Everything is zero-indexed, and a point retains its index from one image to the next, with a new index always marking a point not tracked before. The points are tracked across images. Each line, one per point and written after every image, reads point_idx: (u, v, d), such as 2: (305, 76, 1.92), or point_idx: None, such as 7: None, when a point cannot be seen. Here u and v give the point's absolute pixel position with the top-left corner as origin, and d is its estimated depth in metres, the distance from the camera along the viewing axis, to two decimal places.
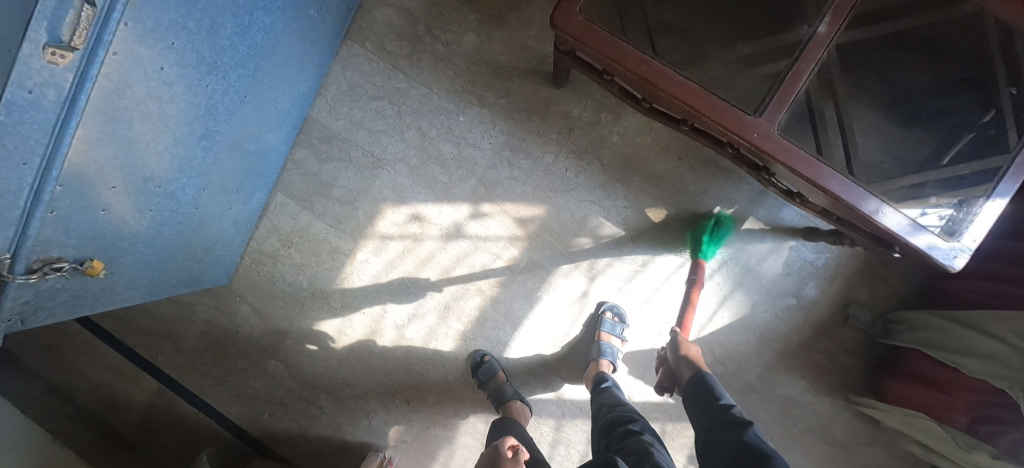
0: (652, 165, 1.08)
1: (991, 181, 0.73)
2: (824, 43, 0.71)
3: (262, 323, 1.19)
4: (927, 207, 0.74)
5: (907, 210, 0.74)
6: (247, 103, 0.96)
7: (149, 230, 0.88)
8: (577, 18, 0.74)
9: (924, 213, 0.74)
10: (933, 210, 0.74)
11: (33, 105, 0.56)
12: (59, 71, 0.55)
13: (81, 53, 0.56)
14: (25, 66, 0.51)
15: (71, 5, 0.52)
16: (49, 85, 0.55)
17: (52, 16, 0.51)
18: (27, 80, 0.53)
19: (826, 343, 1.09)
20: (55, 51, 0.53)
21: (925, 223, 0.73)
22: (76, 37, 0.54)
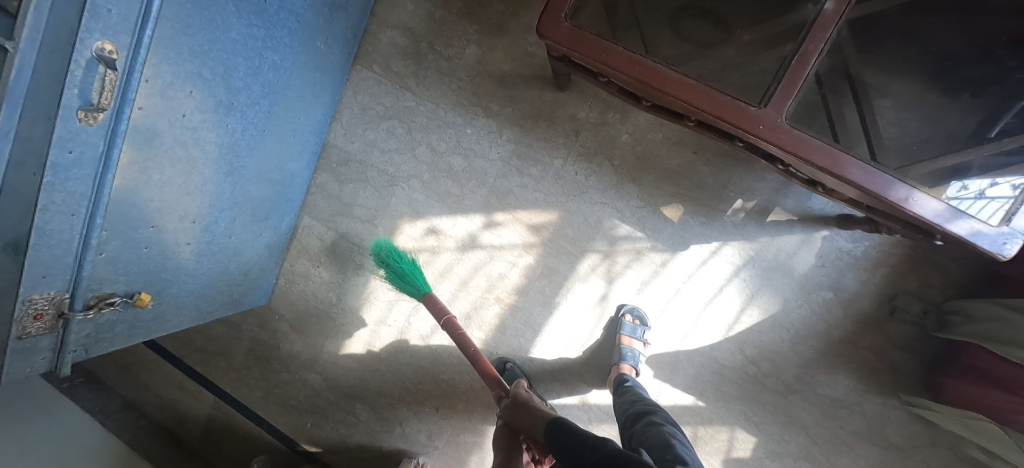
0: (666, 162, 1.04)
1: None
2: (833, 21, 0.65)
3: (300, 338, 1.27)
4: (997, 177, 0.66)
5: (971, 180, 0.67)
6: (267, 137, 1.02)
7: (190, 261, 0.96)
8: (564, 25, 0.72)
9: (992, 185, 0.66)
10: (1005, 180, 0.66)
11: (76, 164, 0.61)
12: (94, 130, 0.60)
13: (111, 112, 0.61)
14: (64, 129, 0.57)
15: (97, 71, 0.56)
16: (87, 145, 0.61)
17: (81, 83, 0.56)
18: (67, 142, 0.58)
19: (872, 337, 1.00)
20: (87, 113, 0.58)
21: (993, 195, 0.66)
22: (105, 98, 0.58)
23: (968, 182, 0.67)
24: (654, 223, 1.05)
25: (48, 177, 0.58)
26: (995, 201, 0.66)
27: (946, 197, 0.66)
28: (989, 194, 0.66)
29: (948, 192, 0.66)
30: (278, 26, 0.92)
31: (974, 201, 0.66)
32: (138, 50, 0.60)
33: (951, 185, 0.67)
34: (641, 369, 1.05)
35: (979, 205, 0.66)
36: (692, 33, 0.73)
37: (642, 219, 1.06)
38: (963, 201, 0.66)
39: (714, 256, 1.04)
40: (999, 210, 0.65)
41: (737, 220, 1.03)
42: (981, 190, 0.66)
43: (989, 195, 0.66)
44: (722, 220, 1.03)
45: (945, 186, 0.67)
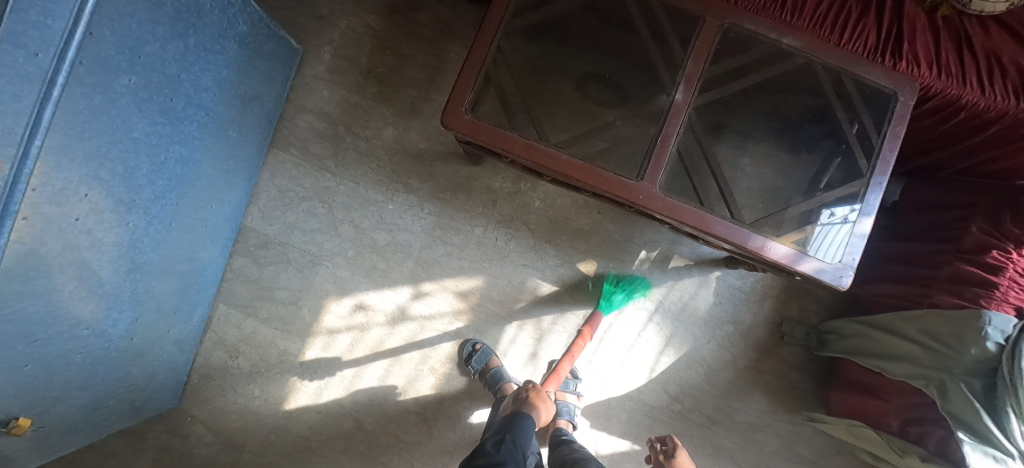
0: (576, 222, 1.14)
1: (856, 204, 0.81)
2: (683, 109, 0.81)
3: (217, 440, 1.16)
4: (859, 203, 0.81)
5: (837, 208, 0.82)
6: (175, 229, 0.99)
7: (82, 372, 0.87)
8: (465, 118, 0.81)
9: (854, 211, 0.81)
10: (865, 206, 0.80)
11: None
12: None
13: None
14: None
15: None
16: None
17: None
18: None
19: (771, 362, 1.12)
20: None
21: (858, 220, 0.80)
22: None
23: (834, 209, 0.82)
24: (573, 278, 1.14)
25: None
26: (859, 225, 0.80)
27: (815, 224, 0.82)
28: (853, 219, 0.81)
29: (819, 219, 0.82)
30: (185, 121, 0.92)
31: (839, 226, 0.81)
32: (25, 161, 0.61)
33: (822, 213, 0.82)
34: (577, 422, 1.09)
35: (845, 229, 0.80)
36: (579, 117, 0.85)
37: (562, 276, 1.14)
38: (831, 226, 0.81)
39: (628, 304, 1.13)
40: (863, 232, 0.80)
41: (644, 269, 1.14)
42: (847, 216, 0.81)
43: (853, 220, 0.81)
44: (631, 270, 1.14)
45: (817, 215, 0.82)
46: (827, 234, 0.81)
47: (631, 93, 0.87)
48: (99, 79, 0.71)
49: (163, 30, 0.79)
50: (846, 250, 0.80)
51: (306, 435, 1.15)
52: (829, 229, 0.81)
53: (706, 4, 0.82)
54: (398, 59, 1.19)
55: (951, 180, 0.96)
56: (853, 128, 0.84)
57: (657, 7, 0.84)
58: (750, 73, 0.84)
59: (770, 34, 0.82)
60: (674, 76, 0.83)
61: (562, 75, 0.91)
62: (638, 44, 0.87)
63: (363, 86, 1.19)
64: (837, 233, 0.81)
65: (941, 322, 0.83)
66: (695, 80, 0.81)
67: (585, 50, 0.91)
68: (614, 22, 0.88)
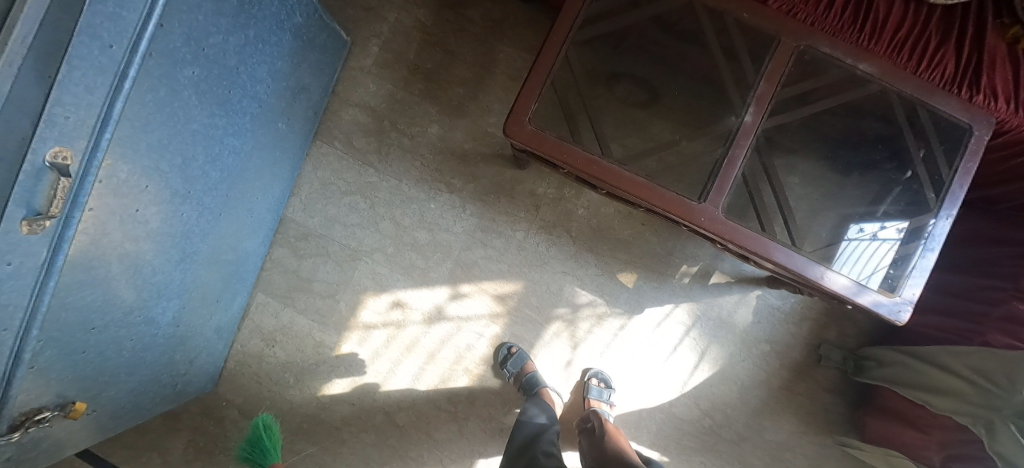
0: (619, 232, 1.13)
1: (917, 240, 0.80)
2: (751, 131, 0.79)
3: (251, 425, 1.18)
4: (885, 221, 0.82)
5: (865, 224, 0.82)
6: (223, 220, 0.99)
7: (132, 358, 0.89)
8: (527, 128, 0.80)
9: (883, 228, 0.82)
10: (892, 224, 0.82)
11: (13, 275, 0.52)
12: (36, 237, 0.52)
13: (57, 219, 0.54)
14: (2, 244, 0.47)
15: (47, 179, 0.49)
16: (27, 255, 0.52)
17: (28, 191, 0.48)
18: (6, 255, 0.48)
19: (805, 384, 1.12)
20: (33, 224, 0.49)
21: (884, 237, 0.81)
22: (54, 206, 0.50)
23: (863, 225, 0.82)
24: (612, 289, 1.13)
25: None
26: (886, 242, 0.81)
27: (843, 239, 0.82)
28: (881, 236, 0.81)
29: (847, 234, 0.82)
30: (240, 113, 0.92)
31: (867, 242, 0.81)
32: (96, 152, 0.55)
33: (850, 227, 0.82)
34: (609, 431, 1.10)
35: (873, 245, 0.81)
36: (638, 133, 0.83)
37: (601, 286, 1.13)
38: (859, 241, 0.81)
39: (666, 318, 1.13)
40: (890, 249, 0.81)
41: (684, 284, 1.13)
42: (873, 232, 0.82)
43: (880, 236, 0.81)
44: (670, 283, 1.13)
45: (845, 230, 0.82)
46: (856, 249, 0.81)
47: (690, 107, 0.84)
48: (165, 72, 0.70)
49: (226, 22, 0.78)
50: (872, 265, 0.80)
51: (339, 426, 1.17)
52: (856, 244, 0.81)
53: (781, 23, 0.80)
54: (447, 56, 1.17)
55: (1010, 214, 0.94)
56: (921, 154, 0.82)
57: (731, 24, 0.82)
58: (823, 97, 0.82)
59: (846, 59, 0.80)
60: (744, 97, 0.81)
61: (617, 80, 0.87)
62: (702, 59, 0.85)
63: (410, 81, 1.18)
64: (864, 246, 0.81)
65: (991, 360, 0.82)
66: (766, 102, 0.80)
67: (648, 58, 0.87)
68: (677, 34, 0.86)
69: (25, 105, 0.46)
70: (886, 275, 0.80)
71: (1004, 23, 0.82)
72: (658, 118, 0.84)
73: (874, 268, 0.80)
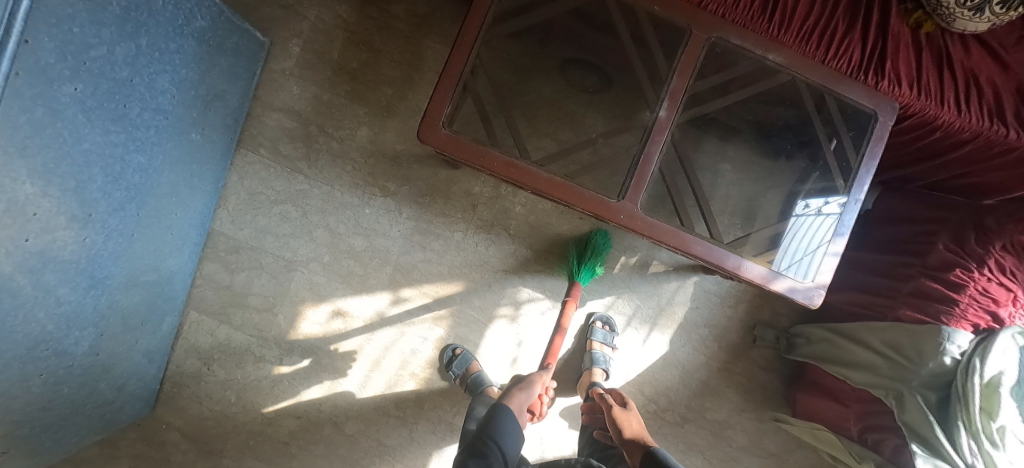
0: (557, 228, 1.13)
1: (830, 224, 0.82)
2: (666, 126, 0.79)
3: (194, 445, 1.15)
4: (830, 196, 0.84)
5: (810, 200, 0.86)
6: (137, 240, 0.93)
7: (45, 393, 0.84)
8: (442, 133, 0.77)
9: (826, 203, 0.84)
10: (835, 199, 0.83)
11: None
12: None
13: None
14: None
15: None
16: None
17: None
18: None
19: (742, 364, 1.16)
20: None
21: (827, 212, 0.83)
22: None
23: (809, 201, 0.86)
24: (553, 284, 1.14)
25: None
26: (830, 217, 0.83)
27: (791, 215, 0.86)
28: (825, 211, 0.84)
29: (795, 210, 0.87)
30: (142, 127, 0.85)
31: (812, 216, 0.85)
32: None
33: (797, 203, 0.87)
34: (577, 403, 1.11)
35: (816, 220, 0.84)
36: (572, 127, 0.86)
37: (543, 282, 1.14)
38: (805, 216, 0.85)
39: (608, 310, 1.15)
40: (832, 225, 0.82)
41: (623, 275, 1.14)
42: (819, 208, 0.85)
43: (824, 212, 0.84)
44: (610, 275, 1.14)
45: (792, 206, 0.87)
46: (800, 224, 0.85)
47: (618, 98, 0.85)
48: (39, 91, 0.63)
49: (110, 32, 0.71)
50: (815, 242, 0.83)
51: (286, 440, 1.15)
52: (802, 220, 0.85)
53: (692, 15, 0.79)
54: (372, 54, 1.13)
55: (920, 193, 0.99)
56: (833, 144, 0.85)
57: (642, 17, 0.81)
58: (734, 90, 0.84)
59: (756, 50, 0.80)
60: (659, 91, 0.81)
61: (553, 72, 0.89)
62: (621, 51, 0.84)
63: (336, 82, 1.13)
64: (813, 222, 0.84)
65: (901, 334, 0.86)
66: (680, 96, 0.79)
67: (567, 50, 0.88)
68: (598, 25, 0.84)
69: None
70: (819, 256, 0.82)
71: (908, 9, 0.83)
72: (592, 109, 0.88)
73: (816, 244, 0.83)
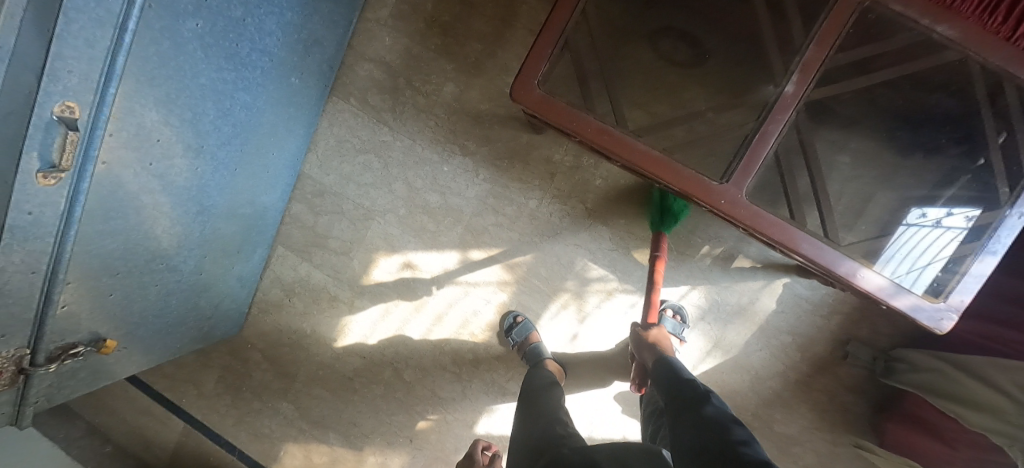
0: (637, 206, 1.07)
1: (976, 240, 0.71)
2: (792, 103, 0.69)
3: (273, 367, 1.26)
4: (955, 207, 0.72)
5: (930, 209, 0.72)
6: (238, 175, 1.00)
7: (158, 302, 0.95)
8: (535, 92, 0.74)
9: (949, 214, 0.72)
10: (961, 211, 0.72)
11: (36, 224, 0.62)
12: (53, 191, 0.61)
13: (72, 172, 0.62)
14: (22, 193, 0.57)
15: (56, 132, 0.57)
16: (46, 205, 0.62)
17: (42, 144, 0.56)
18: (26, 204, 0.59)
19: (826, 380, 1.05)
20: (47, 174, 0.58)
21: (948, 225, 0.72)
22: (65, 158, 0.59)
23: (927, 210, 0.72)
24: (625, 265, 1.08)
25: (7, 238, 0.59)
26: (949, 230, 0.72)
27: (901, 224, 0.73)
28: (945, 223, 0.72)
29: (906, 218, 0.73)
30: (249, 67, 0.89)
31: (929, 229, 0.72)
32: (102, 107, 0.61)
33: (910, 212, 0.73)
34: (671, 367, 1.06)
35: (935, 234, 0.72)
36: (669, 99, 0.75)
37: (614, 262, 1.09)
38: (920, 228, 0.72)
39: (680, 300, 1.08)
40: (952, 239, 0.72)
41: (703, 265, 1.06)
42: (937, 219, 0.72)
43: (945, 224, 0.72)
44: (689, 264, 1.07)
45: (903, 213, 0.73)
46: (914, 237, 0.72)
47: (732, 70, 0.74)
48: (166, 24, 0.66)
49: None
50: (929, 256, 0.72)
51: (351, 377, 1.23)
52: (914, 231, 0.72)
53: None
54: (465, 7, 1.10)
55: None
56: (999, 139, 0.69)
57: None
58: (881, 69, 0.70)
59: (921, 20, 0.67)
60: (787, 63, 0.70)
61: (654, 38, 0.77)
62: (745, 15, 0.73)
63: (426, 35, 1.12)
64: (928, 235, 0.72)
65: None
66: (813, 71, 0.69)
67: (675, 7, 0.76)
68: None
69: (28, 59, 0.51)
70: (940, 274, 0.72)
71: None
72: (695, 82, 0.75)
73: (930, 258, 0.72)
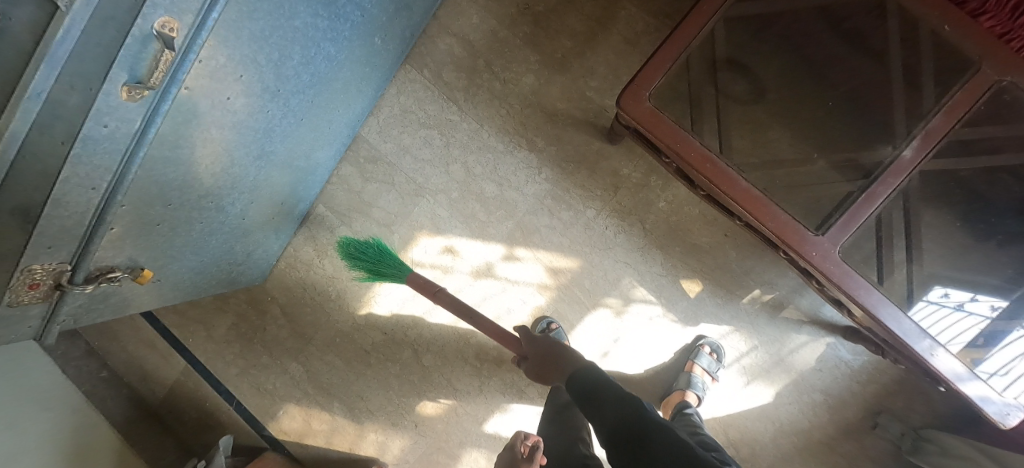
0: (696, 237, 1.06)
1: (1004, 331, 0.71)
2: (907, 169, 0.68)
3: (289, 325, 1.22)
4: (979, 293, 0.71)
5: (953, 290, 0.71)
6: (303, 125, 0.95)
7: (198, 240, 0.91)
8: (645, 104, 0.71)
9: (972, 299, 0.71)
10: (986, 299, 0.71)
11: (108, 138, 0.54)
12: (133, 107, 0.53)
13: (155, 91, 0.54)
14: (104, 104, 0.49)
15: (152, 48, 0.49)
16: (124, 120, 0.54)
17: (134, 59, 0.49)
18: (105, 116, 0.51)
19: (849, 446, 1.03)
20: (133, 90, 0.50)
21: (971, 310, 0.71)
22: (155, 77, 0.51)
23: (950, 291, 0.71)
24: (671, 293, 1.07)
25: (76, 149, 0.51)
26: (973, 316, 0.71)
27: (921, 298, 0.70)
28: (968, 307, 0.71)
29: (927, 294, 0.71)
30: (342, 19, 0.84)
31: (951, 311, 0.70)
32: (199, 32, 0.53)
33: (933, 289, 0.71)
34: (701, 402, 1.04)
35: (957, 315, 0.70)
36: (751, 138, 0.74)
37: (661, 287, 1.07)
38: (940, 307, 0.70)
39: (719, 339, 1.06)
40: (975, 325, 0.70)
41: (750, 309, 1.05)
42: (959, 302, 0.71)
43: (967, 308, 0.71)
44: (736, 304, 1.05)
45: (927, 289, 0.71)
46: (934, 314, 0.70)
47: (823, 122, 0.75)
48: None
49: None
50: (953, 337, 0.69)
51: (367, 351, 1.20)
52: (939, 309, 0.70)
53: (989, 47, 0.66)
54: (563, 1, 1.08)
55: None
56: None
57: (922, 36, 0.70)
58: (1006, 151, 0.69)
59: None
60: (911, 127, 0.69)
61: (762, 70, 0.76)
62: (857, 71, 0.74)
63: (516, 22, 1.10)
64: (951, 317, 0.70)
65: None
66: (936, 139, 0.67)
67: (785, 50, 0.76)
68: (843, 31, 0.74)
69: None
70: (964, 354, 0.69)
71: None
72: (789, 126, 0.75)
73: (954, 339, 0.69)
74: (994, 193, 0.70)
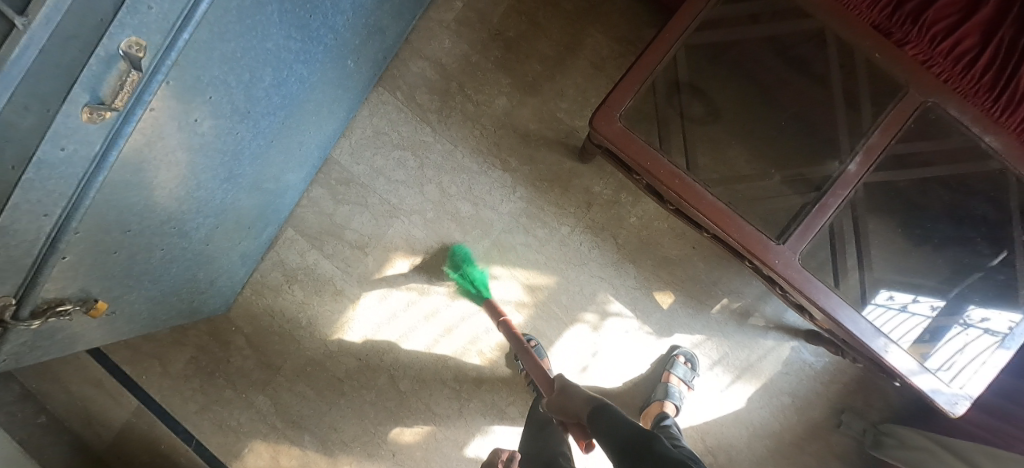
0: (666, 250, 1.10)
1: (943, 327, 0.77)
2: (852, 182, 0.74)
3: (256, 355, 1.16)
4: (919, 295, 0.78)
5: (897, 293, 0.78)
6: (273, 147, 0.93)
7: (158, 268, 0.85)
8: (617, 125, 0.75)
9: (914, 301, 0.78)
10: (926, 299, 0.78)
11: (65, 162, 0.50)
12: (94, 129, 0.49)
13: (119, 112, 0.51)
14: (62, 126, 0.46)
15: (117, 67, 0.46)
16: (84, 142, 0.50)
17: (95, 78, 0.45)
18: (64, 138, 0.47)
19: (816, 446, 1.08)
20: (95, 112, 0.47)
21: (914, 310, 0.77)
22: (119, 98, 0.48)
23: (894, 294, 0.77)
24: (645, 305, 1.10)
25: (29, 173, 0.47)
26: (916, 316, 0.77)
27: (871, 301, 0.76)
28: (911, 308, 0.77)
29: (875, 297, 0.76)
30: (315, 42, 0.84)
31: (896, 312, 0.76)
32: (168, 51, 0.51)
33: (881, 293, 0.77)
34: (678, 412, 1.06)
35: (902, 316, 0.76)
36: (713, 154, 0.79)
37: (635, 300, 1.10)
38: (887, 308, 0.76)
39: (692, 348, 1.10)
40: (919, 324, 0.76)
41: (719, 318, 1.10)
42: (903, 303, 0.77)
43: (910, 308, 0.77)
44: (706, 314, 1.10)
45: (875, 293, 0.77)
46: (884, 316, 0.75)
47: (777, 139, 0.81)
48: None
49: None
50: (901, 336, 0.74)
51: (341, 378, 1.16)
52: (887, 310, 0.76)
53: (915, 72, 0.74)
54: (532, 28, 1.13)
55: None
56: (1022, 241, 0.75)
57: (858, 62, 0.77)
58: (935, 164, 0.76)
59: (973, 127, 0.74)
60: (854, 144, 0.76)
61: (721, 93, 0.82)
62: (803, 94, 0.81)
63: (487, 46, 1.14)
64: (897, 317, 0.76)
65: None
66: (875, 155, 0.75)
67: (738, 75, 0.82)
68: (790, 58, 0.81)
69: None
70: (917, 351, 0.74)
71: None
72: (748, 143, 0.80)
73: (902, 338, 0.74)
74: (926, 201, 0.78)
